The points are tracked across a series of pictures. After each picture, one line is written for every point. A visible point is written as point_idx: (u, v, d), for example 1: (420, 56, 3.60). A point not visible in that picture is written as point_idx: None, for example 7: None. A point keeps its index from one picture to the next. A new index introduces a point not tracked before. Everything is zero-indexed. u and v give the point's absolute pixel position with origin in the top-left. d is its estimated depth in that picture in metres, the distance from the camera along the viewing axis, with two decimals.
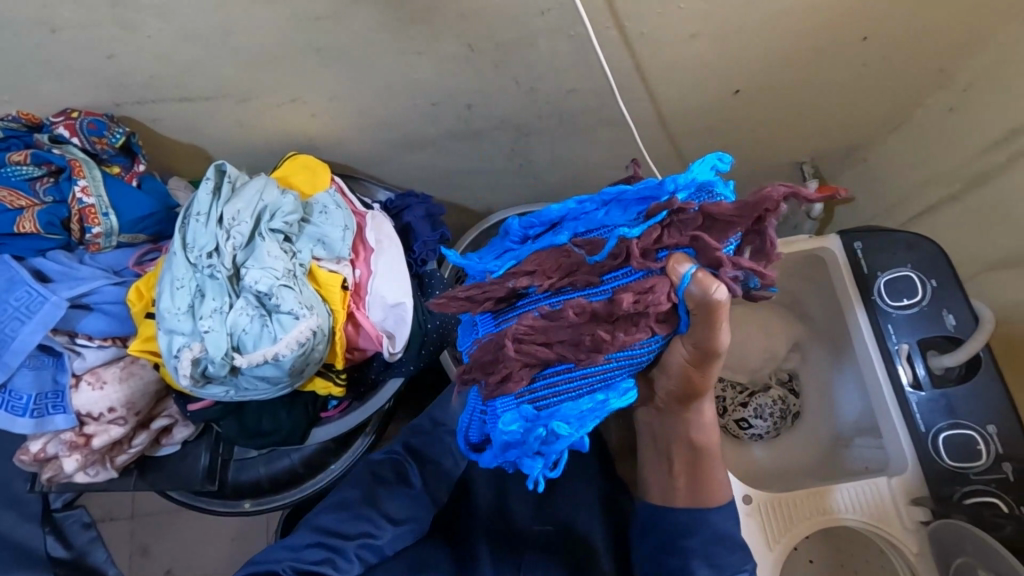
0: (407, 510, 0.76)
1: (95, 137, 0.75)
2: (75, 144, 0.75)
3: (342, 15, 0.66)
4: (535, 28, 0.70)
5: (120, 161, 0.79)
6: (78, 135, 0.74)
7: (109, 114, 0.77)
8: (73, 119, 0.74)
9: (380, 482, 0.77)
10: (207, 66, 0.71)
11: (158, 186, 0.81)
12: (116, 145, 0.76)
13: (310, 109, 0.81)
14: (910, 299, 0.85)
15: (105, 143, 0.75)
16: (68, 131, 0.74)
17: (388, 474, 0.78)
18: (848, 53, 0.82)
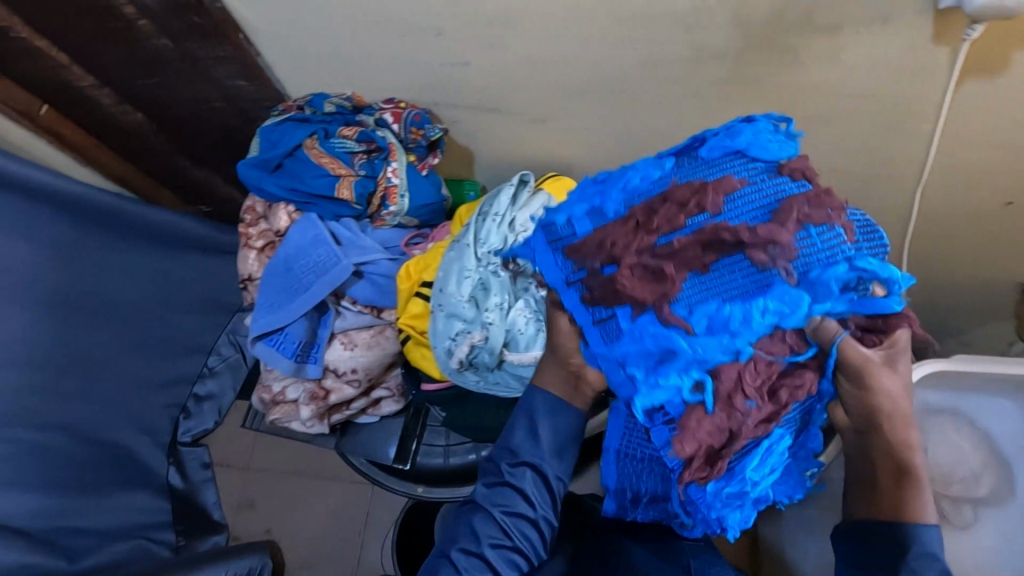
0: (514, 529, 0.60)
1: (414, 128, 0.82)
2: (392, 129, 0.82)
3: (687, 69, 0.69)
4: (854, 112, 0.72)
5: (420, 151, 0.85)
6: (400, 123, 0.81)
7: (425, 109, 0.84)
8: (402, 108, 0.81)
9: (483, 497, 0.62)
10: (532, 86, 0.77)
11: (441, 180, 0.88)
12: (427, 139, 0.83)
13: (593, 140, 0.86)
14: None
15: (421, 135, 0.83)
16: (393, 118, 0.81)
17: (492, 488, 0.62)
18: None
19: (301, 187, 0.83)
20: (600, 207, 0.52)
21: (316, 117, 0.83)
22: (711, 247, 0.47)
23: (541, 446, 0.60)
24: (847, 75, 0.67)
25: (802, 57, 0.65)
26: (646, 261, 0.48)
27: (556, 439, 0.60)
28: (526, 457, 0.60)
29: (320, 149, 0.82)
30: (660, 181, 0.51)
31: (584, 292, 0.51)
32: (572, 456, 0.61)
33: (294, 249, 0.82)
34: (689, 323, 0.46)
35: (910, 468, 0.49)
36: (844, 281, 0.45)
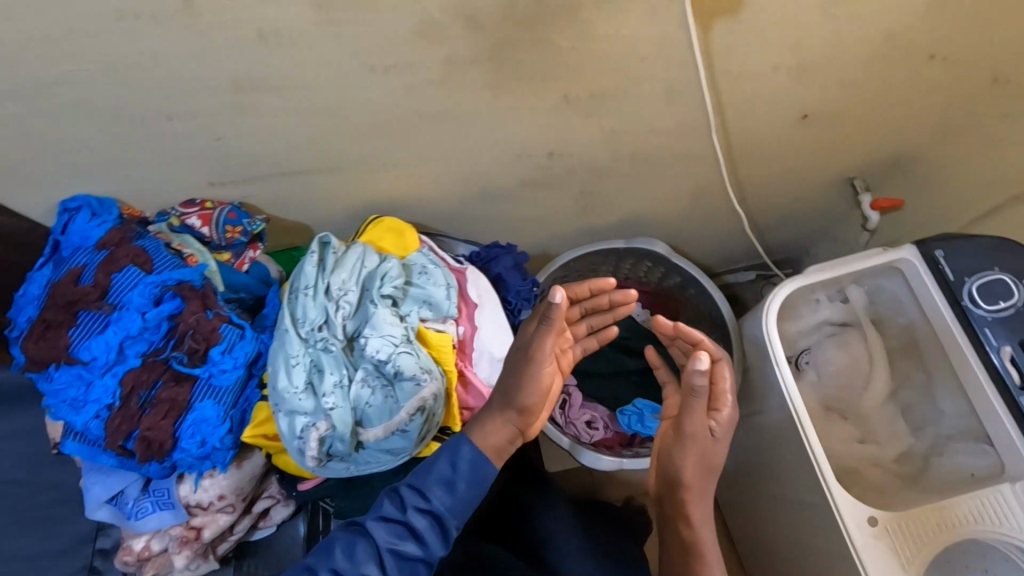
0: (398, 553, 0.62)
1: (231, 226, 0.77)
2: (203, 235, 0.77)
3: (455, 80, 0.66)
4: (630, 77, 0.72)
5: (233, 248, 0.80)
6: (211, 225, 0.77)
7: (236, 203, 0.80)
8: (209, 208, 0.77)
9: (386, 516, 0.64)
10: (309, 142, 0.71)
11: (263, 269, 0.84)
12: (249, 233, 0.79)
13: (401, 172, 0.82)
14: (1005, 302, 0.86)
15: (239, 232, 0.78)
16: (202, 221, 0.76)
17: (389, 508, 0.64)
18: (915, 73, 0.86)
19: (98, 322, 0.69)
20: (19, 327, 0.73)
21: (95, 239, 0.71)
22: (61, 292, 0.69)
23: (455, 500, 0.64)
24: (607, 46, 0.66)
25: (566, 43, 0.64)
26: (55, 307, 0.69)
27: (455, 475, 0.64)
28: (427, 491, 0.64)
29: (114, 276, 0.69)
30: (20, 296, 0.73)
31: (35, 372, 0.70)
32: (460, 493, 0.65)
33: (102, 394, 0.69)
34: (83, 307, 0.69)
35: (514, 381, 0.68)
36: (103, 231, 0.72)
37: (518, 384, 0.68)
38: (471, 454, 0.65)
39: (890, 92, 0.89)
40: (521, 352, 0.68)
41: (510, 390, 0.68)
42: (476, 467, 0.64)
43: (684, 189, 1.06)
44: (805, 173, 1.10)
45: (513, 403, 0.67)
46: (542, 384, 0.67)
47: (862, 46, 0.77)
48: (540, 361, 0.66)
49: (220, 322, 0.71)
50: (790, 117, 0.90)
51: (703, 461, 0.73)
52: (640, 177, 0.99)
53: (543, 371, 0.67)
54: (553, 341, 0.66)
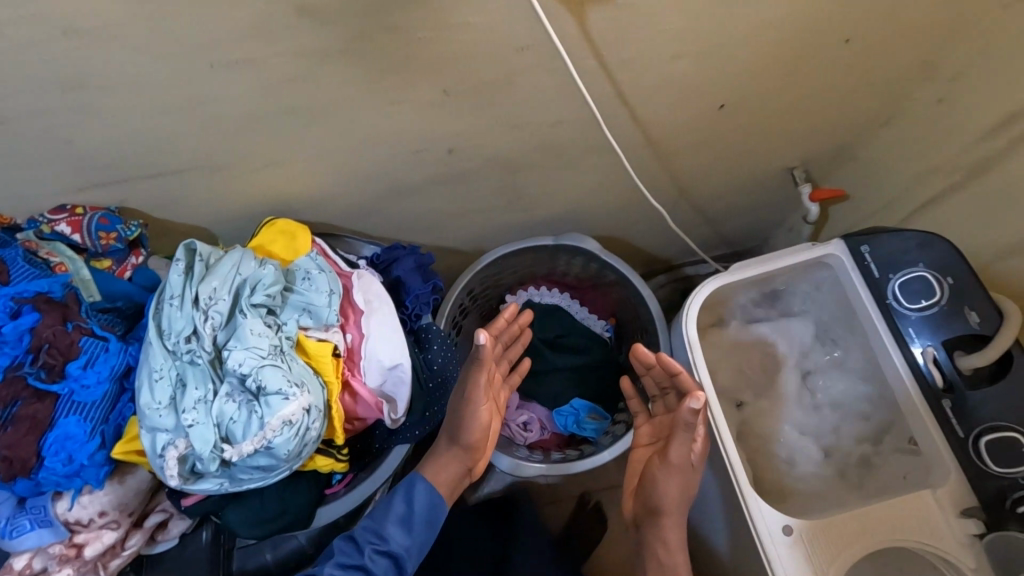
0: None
1: (104, 232, 0.74)
2: (76, 242, 0.74)
3: (312, 75, 0.62)
4: (511, 67, 0.68)
5: (113, 255, 0.76)
6: (82, 231, 0.73)
7: (113, 207, 0.76)
8: (79, 214, 0.73)
9: (348, 563, 0.71)
10: (171, 142, 0.68)
11: (150, 275, 0.78)
12: (127, 238, 0.76)
13: (289, 172, 0.78)
14: (928, 300, 0.81)
15: (113, 238, 0.74)
16: (71, 228, 0.73)
17: (351, 555, 0.71)
18: (834, 58, 0.81)
19: None
20: None
21: None
22: None
23: (413, 539, 0.74)
24: (475, 35, 0.62)
25: (426, 33, 0.60)
26: None
27: (413, 514, 0.75)
28: (387, 533, 0.73)
29: None
30: None
31: None
32: (416, 533, 0.75)
33: None
34: None
35: (453, 426, 0.77)
36: None
37: (459, 428, 0.77)
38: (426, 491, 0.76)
39: (810, 79, 0.84)
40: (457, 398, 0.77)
41: (452, 434, 0.78)
42: (431, 504, 0.76)
43: (609, 182, 1.02)
44: (738, 164, 1.06)
45: (459, 441, 0.78)
46: (481, 428, 0.77)
47: (762, 30, 0.72)
48: (471, 408, 0.75)
49: (80, 336, 0.69)
50: (709, 106, 0.86)
51: (683, 486, 0.86)
52: (558, 171, 0.94)
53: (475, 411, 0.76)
54: (481, 383, 0.74)
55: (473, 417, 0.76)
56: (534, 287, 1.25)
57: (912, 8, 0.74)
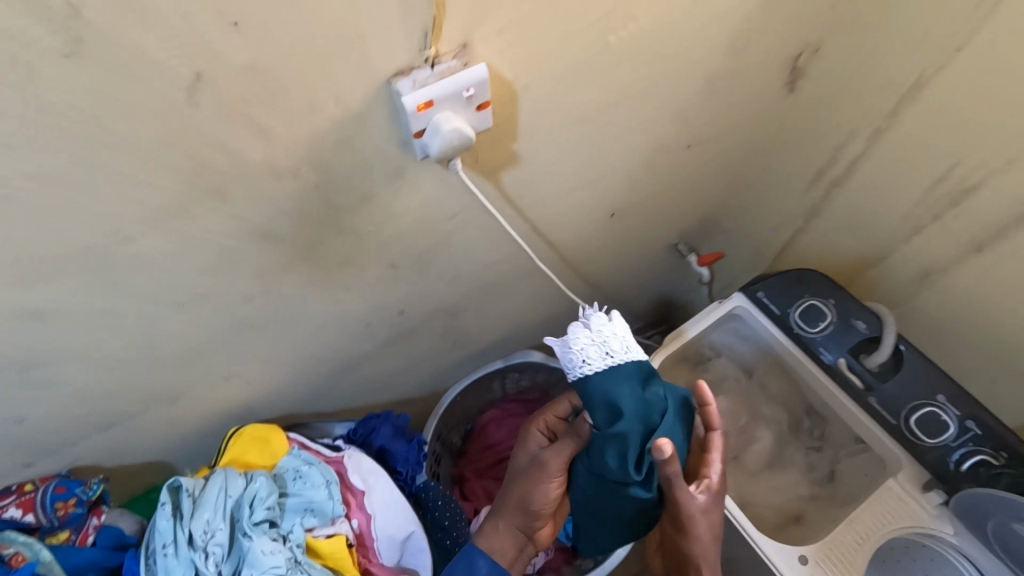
0: None
1: (60, 501, 0.68)
2: (28, 523, 0.67)
3: (270, 285, 0.66)
4: (444, 233, 0.77)
5: (73, 523, 0.70)
6: (35, 509, 0.67)
7: (64, 471, 0.71)
8: (29, 491, 0.68)
9: None
10: (128, 384, 0.67)
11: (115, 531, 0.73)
12: (89, 500, 0.70)
13: (248, 377, 0.79)
14: (824, 321, 0.98)
15: (71, 504, 0.69)
16: (23, 509, 0.67)
17: None
18: (687, 159, 0.99)
19: None
20: None
21: None
22: None
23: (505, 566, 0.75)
24: (411, 216, 0.70)
25: (370, 225, 0.67)
26: None
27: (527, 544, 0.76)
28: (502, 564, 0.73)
29: None
30: None
31: None
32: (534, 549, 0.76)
33: None
34: None
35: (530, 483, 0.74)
36: None
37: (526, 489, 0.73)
38: (485, 562, 0.72)
39: (672, 179, 1.03)
40: (518, 470, 0.76)
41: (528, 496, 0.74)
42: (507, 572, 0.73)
43: (536, 296, 1.11)
44: (638, 254, 1.21)
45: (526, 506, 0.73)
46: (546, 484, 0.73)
47: (630, 151, 0.88)
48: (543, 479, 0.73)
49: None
50: (604, 216, 1.01)
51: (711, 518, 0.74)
52: (493, 303, 1.03)
53: (544, 490, 0.72)
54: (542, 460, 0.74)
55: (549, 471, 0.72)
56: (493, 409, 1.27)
57: (730, 119, 0.95)
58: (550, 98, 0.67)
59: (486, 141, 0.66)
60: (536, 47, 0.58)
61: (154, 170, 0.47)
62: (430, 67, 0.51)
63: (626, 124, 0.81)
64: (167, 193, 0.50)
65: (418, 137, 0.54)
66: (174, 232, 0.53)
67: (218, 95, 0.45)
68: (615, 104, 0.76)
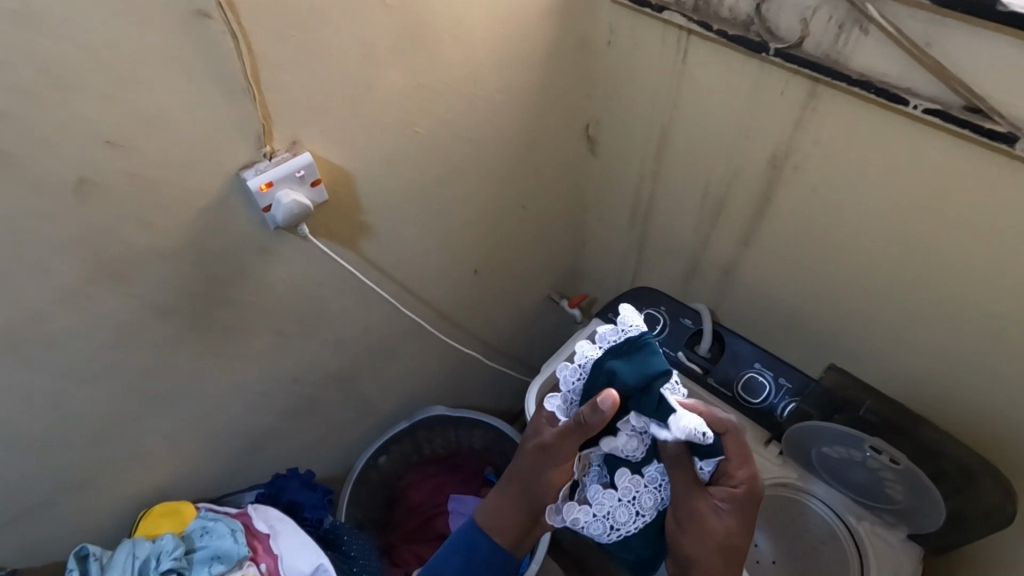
0: None
1: None
2: None
3: (167, 360, 0.78)
4: (320, 299, 0.92)
5: None
6: None
7: None
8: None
9: None
10: (38, 470, 0.75)
11: None
12: None
13: (156, 457, 0.87)
14: (661, 325, 1.18)
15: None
16: None
17: None
18: (525, 218, 1.22)
19: None
20: None
21: None
22: None
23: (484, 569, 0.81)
24: (285, 285, 0.85)
25: (250, 297, 0.82)
26: None
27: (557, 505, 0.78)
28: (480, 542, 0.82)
29: None
30: None
31: None
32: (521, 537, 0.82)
33: None
34: None
35: (538, 479, 0.78)
36: None
37: (537, 479, 0.78)
38: (486, 541, 0.81)
39: (521, 235, 1.25)
40: (528, 459, 0.79)
41: (536, 484, 0.78)
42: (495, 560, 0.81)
43: (431, 356, 1.25)
44: (515, 308, 1.40)
45: (531, 493, 0.79)
46: (551, 477, 0.77)
47: (472, 215, 1.09)
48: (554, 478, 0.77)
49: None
50: (470, 273, 1.20)
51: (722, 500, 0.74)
52: (388, 365, 1.16)
53: (550, 476, 0.77)
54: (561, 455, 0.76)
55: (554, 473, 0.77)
56: (413, 473, 1.35)
57: (549, 180, 1.21)
58: (383, 179, 0.87)
59: (336, 215, 0.84)
60: (357, 140, 0.79)
61: (56, 262, 0.62)
62: (268, 160, 0.70)
63: (458, 193, 1.03)
64: (67, 280, 0.64)
65: (268, 211, 0.73)
66: (74, 314, 0.66)
67: (104, 198, 0.61)
68: (443, 180, 0.98)
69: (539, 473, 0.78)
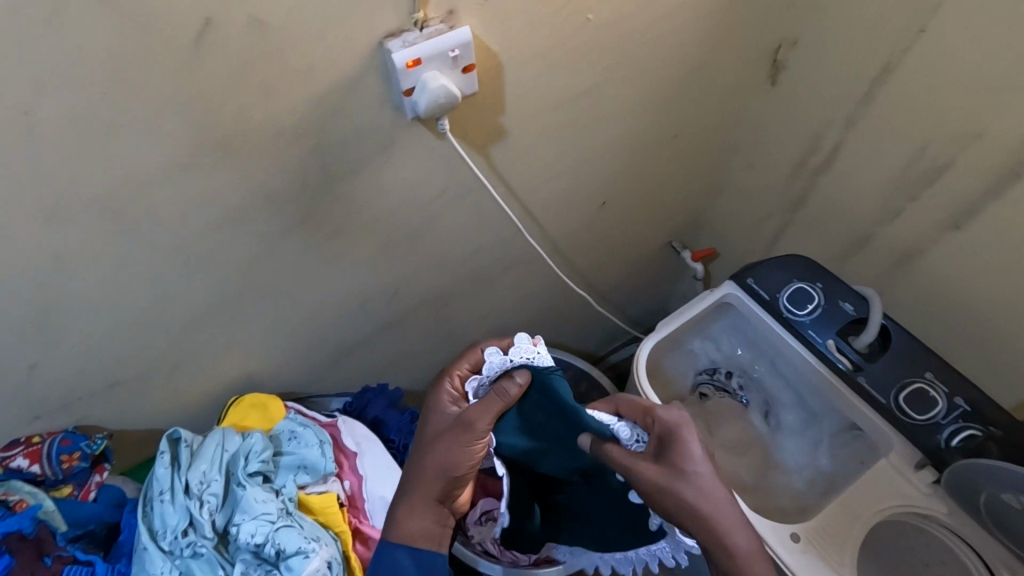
0: None
1: (66, 453, 0.71)
2: (34, 474, 0.70)
3: (272, 250, 0.71)
4: (437, 209, 0.81)
5: (76, 478, 0.73)
6: (42, 460, 0.70)
7: (72, 427, 0.74)
8: (37, 443, 0.71)
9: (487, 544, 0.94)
10: (135, 343, 0.71)
11: (115, 489, 0.76)
12: (93, 454, 0.73)
13: (247, 349, 0.82)
14: (812, 304, 1.00)
15: (76, 458, 0.71)
16: (30, 459, 0.70)
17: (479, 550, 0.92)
18: (670, 150, 1.04)
19: None
20: None
21: None
22: None
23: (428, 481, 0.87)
24: (403, 187, 0.74)
25: (365, 195, 0.72)
26: None
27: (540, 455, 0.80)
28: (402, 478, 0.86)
29: None
30: None
31: None
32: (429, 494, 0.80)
33: None
34: None
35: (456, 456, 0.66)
36: None
37: (449, 458, 0.66)
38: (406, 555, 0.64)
39: (661, 170, 1.08)
40: (428, 431, 0.68)
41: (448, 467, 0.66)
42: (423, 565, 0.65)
43: (533, 288, 1.14)
44: (631, 251, 1.24)
45: (452, 474, 0.67)
46: (472, 454, 0.67)
47: (615, 138, 0.92)
48: (478, 450, 0.67)
49: (62, 567, 0.65)
50: (595, 205, 1.04)
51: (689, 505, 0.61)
52: (488, 291, 1.05)
53: (467, 450, 0.67)
54: (476, 426, 0.66)
55: (472, 447, 0.67)
56: None
57: (710, 107, 1.00)
58: (534, 74, 0.71)
59: (474, 112, 0.70)
60: (519, 20, 0.63)
61: (168, 122, 0.53)
62: (419, 30, 0.56)
63: (609, 107, 0.85)
64: (176, 144, 0.55)
65: (408, 95, 0.59)
66: (180, 186, 0.58)
67: (225, 44, 0.50)
68: (597, 86, 0.80)
69: (449, 452, 0.66)
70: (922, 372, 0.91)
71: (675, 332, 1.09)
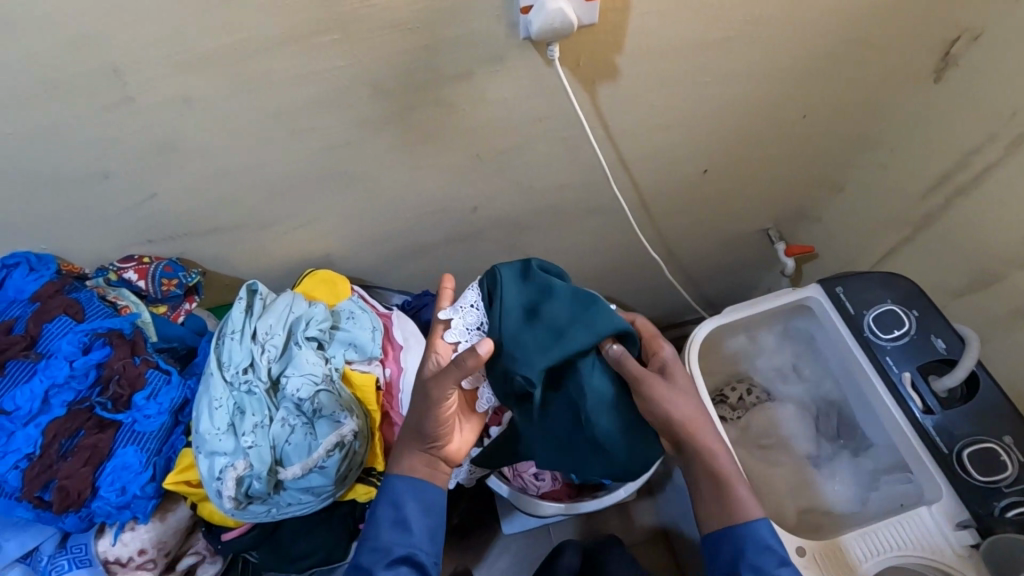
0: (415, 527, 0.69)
1: (168, 277, 0.82)
2: (140, 288, 0.81)
3: (365, 140, 0.74)
4: (529, 136, 0.81)
5: (170, 300, 0.84)
6: (148, 278, 0.81)
7: (173, 258, 0.85)
8: (145, 263, 0.81)
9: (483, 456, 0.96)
10: (236, 196, 0.78)
11: (200, 320, 0.88)
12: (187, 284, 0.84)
13: (327, 227, 0.88)
14: (900, 330, 0.92)
15: (174, 284, 0.82)
16: (138, 275, 0.81)
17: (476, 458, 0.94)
18: (794, 128, 0.95)
19: (82, 375, 0.73)
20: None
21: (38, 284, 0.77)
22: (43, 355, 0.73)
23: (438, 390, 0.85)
24: (502, 106, 0.74)
25: (463, 105, 0.73)
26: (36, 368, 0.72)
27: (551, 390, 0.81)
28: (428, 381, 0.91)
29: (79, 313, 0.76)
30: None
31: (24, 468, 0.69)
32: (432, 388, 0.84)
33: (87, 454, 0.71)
34: (55, 376, 0.72)
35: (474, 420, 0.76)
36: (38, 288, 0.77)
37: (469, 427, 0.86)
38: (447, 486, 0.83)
39: (776, 149, 1.00)
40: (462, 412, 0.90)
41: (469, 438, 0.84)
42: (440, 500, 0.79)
43: (608, 240, 1.12)
44: (721, 228, 1.18)
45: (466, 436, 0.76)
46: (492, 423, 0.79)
47: (734, 103, 0.86)
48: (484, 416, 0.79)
49: (146, 368, 0.76)
50: (695, 170, 0.99)
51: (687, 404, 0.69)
52: (562, 231, 1.05)
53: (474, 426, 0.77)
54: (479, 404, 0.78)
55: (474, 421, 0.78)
56: None
57: (854, 90, 0.90)
58: (661, 15, 0.67)
59: (589, 44, 0.68)
60: None
61: None
62: None
63: (737, 69, 0.79)
64: (301, 18, 0.58)
65: (525, 13, 0.59)
66: (296, 59, 0.62)
67: None
68: (729, 41, 0.74)
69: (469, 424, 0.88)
70: (998, 433, 0.83)
71: (741, 321, 1.04)
